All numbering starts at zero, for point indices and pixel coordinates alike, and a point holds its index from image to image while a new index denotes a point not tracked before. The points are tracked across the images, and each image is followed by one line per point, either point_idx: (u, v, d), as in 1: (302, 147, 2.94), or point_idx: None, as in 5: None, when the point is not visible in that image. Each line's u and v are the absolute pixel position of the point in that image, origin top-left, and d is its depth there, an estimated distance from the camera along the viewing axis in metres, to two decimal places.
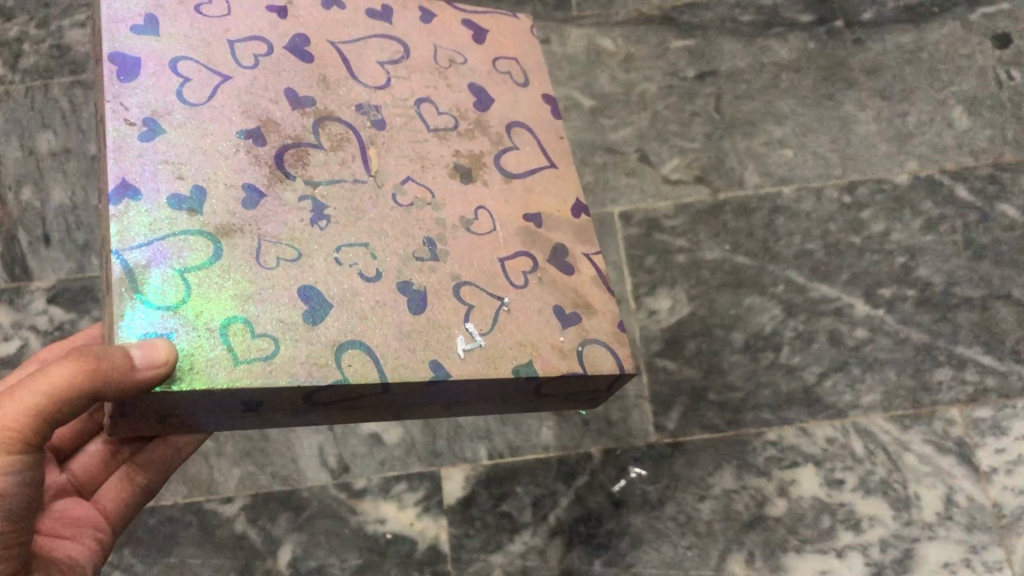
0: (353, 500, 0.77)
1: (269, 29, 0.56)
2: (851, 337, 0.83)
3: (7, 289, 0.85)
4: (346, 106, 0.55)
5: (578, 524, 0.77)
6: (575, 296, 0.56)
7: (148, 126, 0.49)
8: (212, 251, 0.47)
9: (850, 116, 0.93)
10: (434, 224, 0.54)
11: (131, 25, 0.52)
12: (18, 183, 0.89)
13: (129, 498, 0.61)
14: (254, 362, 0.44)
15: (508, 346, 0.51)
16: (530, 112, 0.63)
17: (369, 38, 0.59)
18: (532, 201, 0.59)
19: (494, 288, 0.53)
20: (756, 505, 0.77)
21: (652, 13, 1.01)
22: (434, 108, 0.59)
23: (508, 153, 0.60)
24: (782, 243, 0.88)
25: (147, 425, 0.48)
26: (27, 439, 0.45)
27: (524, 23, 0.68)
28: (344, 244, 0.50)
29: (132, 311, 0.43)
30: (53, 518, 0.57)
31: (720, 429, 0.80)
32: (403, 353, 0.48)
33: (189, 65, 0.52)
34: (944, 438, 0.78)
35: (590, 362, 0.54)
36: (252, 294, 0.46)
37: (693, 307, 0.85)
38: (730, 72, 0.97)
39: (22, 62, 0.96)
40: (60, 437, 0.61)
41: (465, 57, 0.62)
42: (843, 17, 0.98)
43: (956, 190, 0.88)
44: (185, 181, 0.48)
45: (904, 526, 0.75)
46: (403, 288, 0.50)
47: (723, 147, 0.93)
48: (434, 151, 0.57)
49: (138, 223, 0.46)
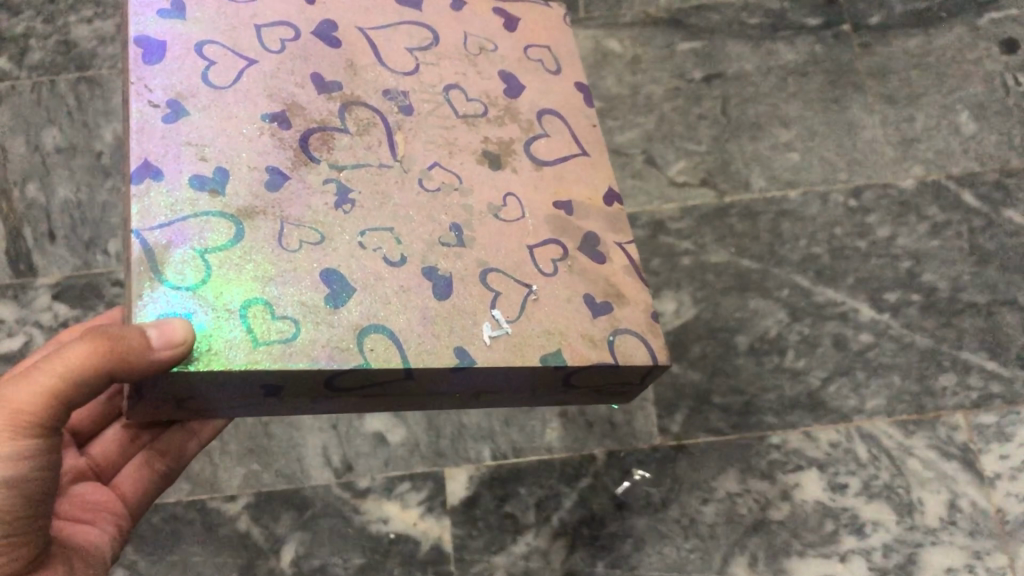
0: (357, 500, 0.77)
1: (296, 15, 0.56)
2: (856, 342, 0.83)
3: (12, 285, 0.85)
4: (373, 92, 0.56)
5: (581, 526, 0.77)
6: (607, 285, 0.55)
7: (172, 108, 0.50)
8: (234, 233, 0.47)
9: (857, 120, 0.94)
10: (461, 210, 0.53)
11: (158, 10, 0.53)
12: (24, 179, 0.89)
13: (146, 485, 0.62)
14: (274, 345, 0.45)
15: (536, 334, 0.51)
16: (562, 100, 0.62)
17: (396, 25, 0.59)
18: (563, 189, 0.58)
19: (522, 276, 0.53)
20: (759, 509, 0.77)
21: (660, 16, 1.01)
22: (463, 95, 0.58)
23: (539, 140, 0.59)
24: (788, 247, 0.88)
25: (163, 411, 0.49)
26: (43, 421, 0.46)
27: (556, 12, 0.67)
28: (369, 228, 0.50)
29: (152, 292, 0.44)
30: (70, 502, 0.58)
31: (724, 433, 0.80)
32: (426, 338, 0.48)
33: (214, 48, 0.53)
34: (948, 444, 0.78)
35: (623, 352, 0.53)
36: (273, 277, 0.47)
37: (698, 310, 0.85)
38: (736, 75, 0.97)
39: (28, 58, 0.96)
40: (79, 420, 0.62)
41: (495, 45, 0.62)
42: (851, 20, 0.99)
43: (962, 195, 0.89)
44: (208, 163, 0.49)
45: (907, 531, 0.75)
46: (429, 273, 0.50)
47: (729, 150, 0.93)
48: (462, 137, 0.57)
49: (159, 205, 0.46)
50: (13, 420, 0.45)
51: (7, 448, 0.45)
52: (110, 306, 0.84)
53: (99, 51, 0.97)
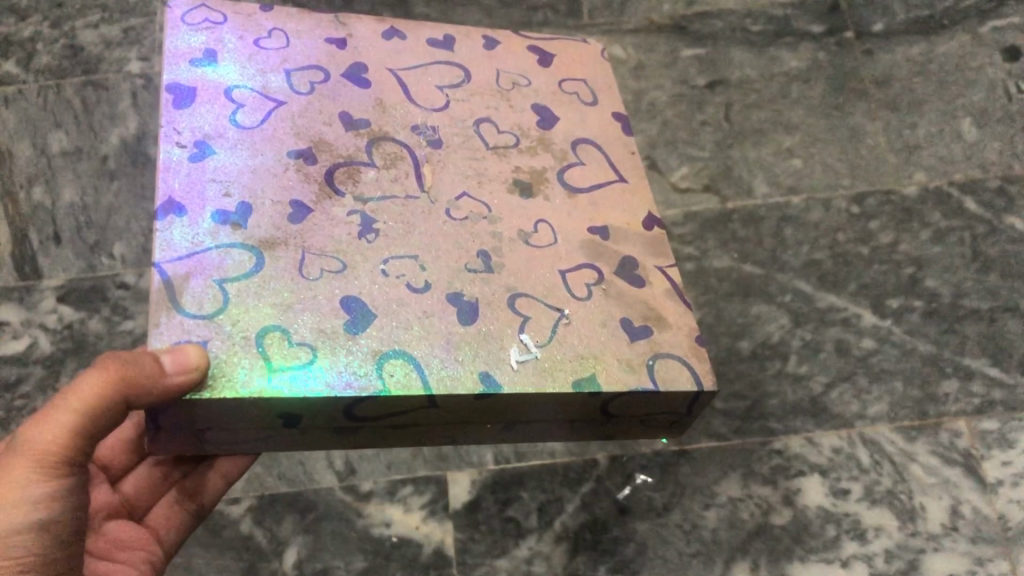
0: (360, 503, 0.77)
1: (329, 60, 0.67)
2: (859, 347, 0.83)
3: (17, 288, 0.86)
4: (403, 128, 0.66)
5: (583, 530, 0.76)
6: (645, 309, 0.62)
7: (199, 148, 0.59)
8: (255, 262, 0.55)
9: (860, 127, 0.94)
10: (491, 238, 0.62)
11: (191, 59, 0.63)
12: (30, 181, 0.89)
13: (177, 522, 0.67)
14: (290, 369, 0.51)
15: (568, 360, 0.57)
16: (597, 131, 0.72)
17: (429, 66, 0.70)
18: (598, 215, 0.66)
19: (554, 301, 0.60)
20: (762, 514, 0.76)
21: (663, 23, 1.02)
22: (495, 129, 0.68)
23: (574, 168, 0.68)
24: (791, 253, 0.88)
25: (188, 441, 0.55)
26: (68, 457, 0.52)
27: (594, 52, 0.78)
28: (392, 257, 0.58)
29: (169, 319, 0.52)
30: (105, 540, 0.63)
31: (726, 438, 0.80)
32: (449, 363, 0.54)
33: (243, 93, 0.63)
34: (951, 450, 0.78)
35: (664, 377, 0.58)
36: (292, 304, 0.54)
37: (701, 314, 0.85)
38: (740, 81, 0.98)
39: (34, 62, 0.97)
40: (106, 454, 0.66)
41: (528, 79, 0.73)
42: (853, 29, 1.00)
43: (965, 202, 0.89)
44: (232, 198, 0.57)
45: (909, 537, 0.75)
46: (454, 299, 0.57)
47: (732, 156, 0.94)
48: (493, 168, 0.66)
49: (182, 238, 0.55)
50: (41, 461, 0.50)
51: (39, 490, 0.50)
52: (115, 309, 0.84)
53: (105, 56, 0.97)
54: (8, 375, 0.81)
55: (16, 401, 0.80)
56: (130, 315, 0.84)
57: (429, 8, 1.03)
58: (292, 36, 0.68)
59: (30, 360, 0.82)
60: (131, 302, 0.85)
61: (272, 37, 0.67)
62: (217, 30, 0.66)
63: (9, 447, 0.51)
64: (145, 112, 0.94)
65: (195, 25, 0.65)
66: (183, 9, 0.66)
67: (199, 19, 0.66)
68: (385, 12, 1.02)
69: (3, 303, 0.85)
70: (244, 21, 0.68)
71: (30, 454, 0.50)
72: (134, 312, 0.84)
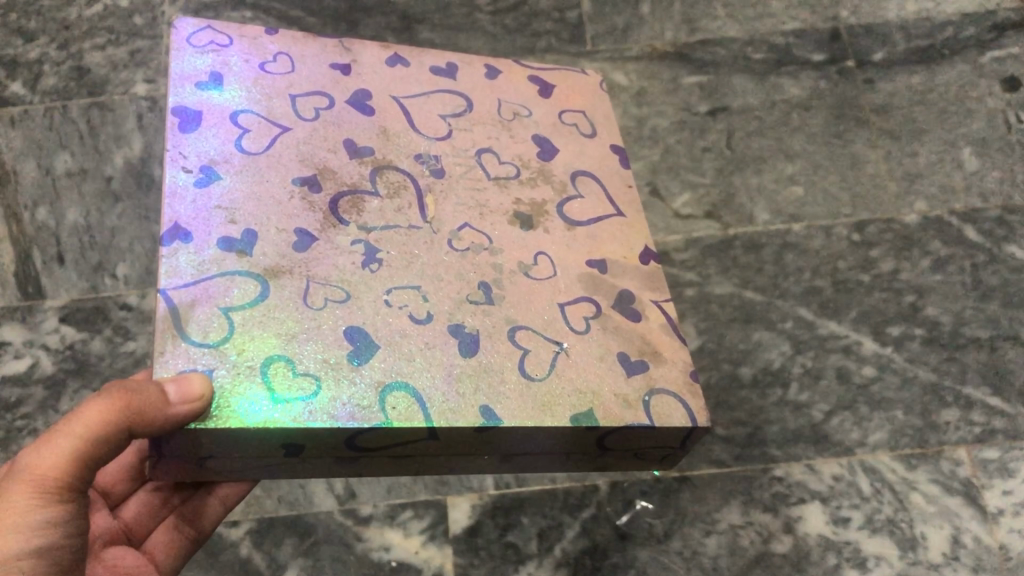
0: (360, 527, 0.77)
1: (333, 87, 0.68)
2: (860, 375, 0.83)
3: (19, 308, 0.86)
4: (406, 157, 0.66)
5: (583, 557, 0.76)
6: (642, 343, 0.62)
7: (205, 173, 0.59)
8: (260, 290, 0.55)
9: (860, 155, 0.95)
10: (491, 270, 0.62)
11: (197, 82, 0.64)
12: (34, 201, 0.90)
13: (175, 549, 0.67)
14: (293, 399, 0.52)
15: (568, 394, 0.57)
16: (595, 163, 0.73)
17: (432, 94, 0.71)
18: (596, 248, 0.67)
19: (553, 334, 0.60)
20: (762, 542, 0.76)
21: (665, 50, 1.03)
22: (495, 159, 0.69)
23: (573, 201, 0.69)
24: (792, 279, 0.88)
25: (189, 468, 0.55)
26: (69, 484, 0.52)
27: (591, 81, 0.79)
28: (395, 287, 0.58)
29: (174, 347, 0.52)
30: (103, 565, 0.63)
31: (727, 464, 0.79)
32: (451, 397, 0.54)
33: (249, 118, 0.63)
34: (951, 478, 0.78)
35: (659, 413, 0.59)
36: (297, 334, 0.54)
37: (702, 340, 0.85)
38: (741, 109, 0.99)
39: (41, 83, 0.97)
40: (107, 480, 0.66)
41: (530, 110, 0.73)
42: (854, 58, 1.02)
43: (965, 230, 0.90)
44: (237, 225, 0.58)
45: (910, 566, 0.75)
46: (456, 331, 0.58)
47: (733, 183, 0.94)
48: (494, 199, 0.66)
49: (188, 264, 0.55)
50: (42, 488, 0.50)
51: (42, 516, 0.51)
52: (117, 330, 0.85)
53: (111, 77, 0.98)
54: (9, 395, 0.81)
55: (17, 421, 0.80)
56: (133, 337, 0.84)
57: (434, 34, 1.03)
58: (298, 62, 0.69)
59: (30, 381, 0.82)
60: (133, 323, 0.85)
61: (277, 62, 0.68)
62: (223, 53, 0.66)
63: (10, 474, 0.51)
64: (150, 134, 0.95)
65: (201, 47, 0.66)
66: (189, 30, 0.66)
67: (205, 42, 0.66)
68: (389, 37, 1.02)
69: (4, 324, 0.85)
70: (251, 44, 0.68)
71: (31, 481, 0.50)
72: (136, 333, 0.85)
